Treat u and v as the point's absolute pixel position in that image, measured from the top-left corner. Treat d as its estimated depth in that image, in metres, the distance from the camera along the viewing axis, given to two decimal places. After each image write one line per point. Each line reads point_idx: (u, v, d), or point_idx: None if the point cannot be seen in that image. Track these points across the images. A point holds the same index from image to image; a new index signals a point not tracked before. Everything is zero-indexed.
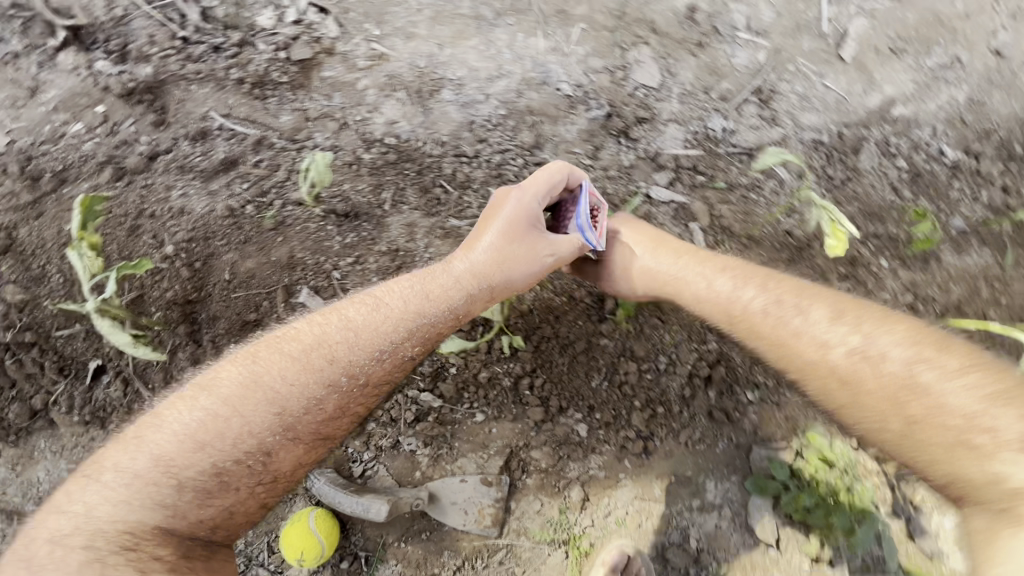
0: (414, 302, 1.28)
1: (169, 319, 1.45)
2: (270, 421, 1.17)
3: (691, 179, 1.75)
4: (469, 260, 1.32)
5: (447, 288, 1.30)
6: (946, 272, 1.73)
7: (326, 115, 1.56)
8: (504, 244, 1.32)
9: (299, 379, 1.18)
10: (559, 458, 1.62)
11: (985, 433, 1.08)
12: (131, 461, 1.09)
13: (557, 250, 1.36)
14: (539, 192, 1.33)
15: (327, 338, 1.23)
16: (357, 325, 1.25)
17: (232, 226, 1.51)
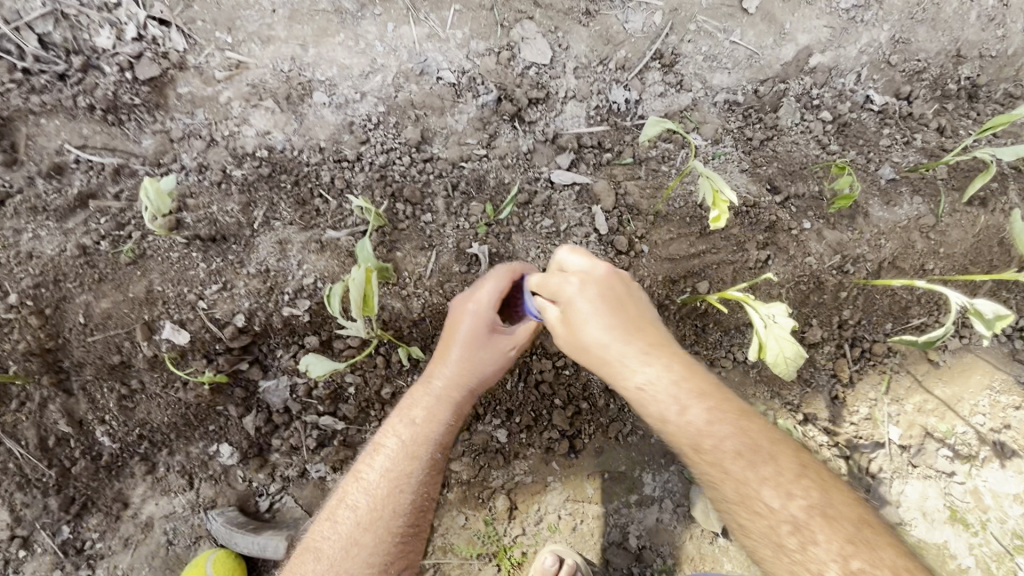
0: (439, 427, 1.23)
1: (36, 375, 1.28)
2: (411, 541, 1.18)
3: (596, 157, 1.61)
4: (471, 359, 1.22)
5: (438, 412, 1.23)
6: (874, 229, 1.60)
7: (190, 134, 1.46)
8: (478, 350, 1.23)
9: (398, 518, 1.17)
10: (479, 468, 1.54)
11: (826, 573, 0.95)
12: None
13: (522, 339, 1.26)
14: (495, 291, 1.22)
15: (384, 490, 1.19)
16: (418, 456, 1.21)
17: (85, 264, 1.27)
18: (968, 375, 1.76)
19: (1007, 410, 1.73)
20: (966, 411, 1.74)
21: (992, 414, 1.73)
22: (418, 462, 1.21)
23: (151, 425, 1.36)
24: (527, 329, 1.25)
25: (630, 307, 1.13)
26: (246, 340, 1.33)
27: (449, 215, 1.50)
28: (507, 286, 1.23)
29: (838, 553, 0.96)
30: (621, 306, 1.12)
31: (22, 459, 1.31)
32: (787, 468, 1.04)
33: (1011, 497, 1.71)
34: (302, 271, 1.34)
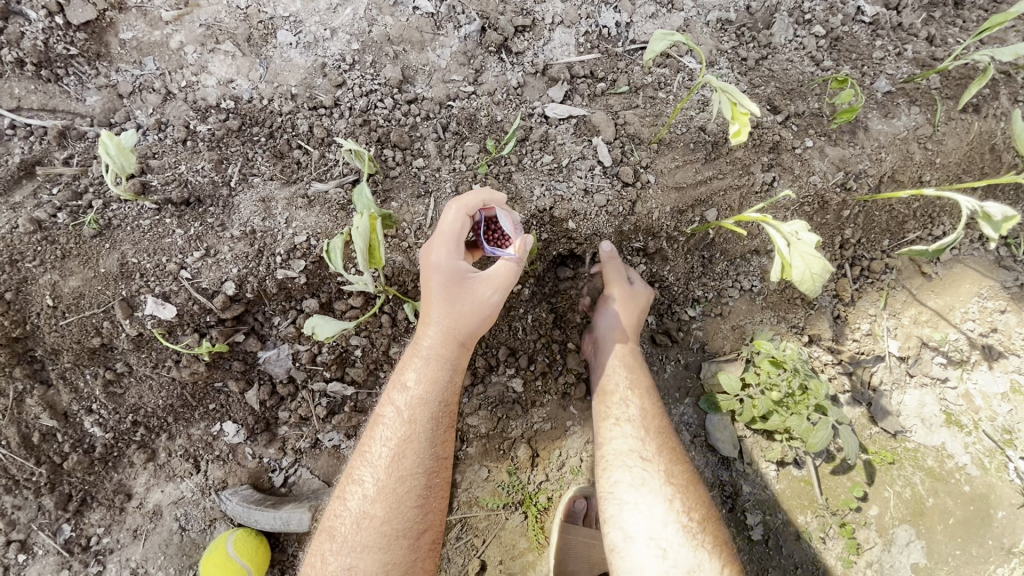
0: (436, 388, 1.19)
1: (5, 367, 1.17)
2: (428, 504, 1.17)
3: (590, 88, 1.51)
4: (454, 312, 1.16)
5: (434, 376, 1.19)
6: (874, 142, 1.57)
7: (141, 87, 1.30)
8: (456, 302, 1.15)
9: (406, 483, 1.16)
10: (497, 420, 1.50)
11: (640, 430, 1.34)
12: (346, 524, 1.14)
13: (502, 277, 1.15)
14: (454, 235, 1.15)
15: (387, 460, 1.17)
16: (416, 420, 1.18)
17: (42, 240, 1.13)
18: (958, 285, 1.74)
19: (995, 314, 1.69)
20: (958, 318, 1.72)
21: (981, 319, 1.70)
22: (417, 425, 1.18)
23: (145, 409, 1.27)
24: (506, 266, 1.15)
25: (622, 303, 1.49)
26: (238, 309, 1.22)
27: (442, 158, 1.39)
28: (464, 224, 1.16)
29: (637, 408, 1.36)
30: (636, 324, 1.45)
31: (5, 459, 1.21)
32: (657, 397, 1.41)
33: (1000, 396, 1.69)
34: (292, 229, 1.23)
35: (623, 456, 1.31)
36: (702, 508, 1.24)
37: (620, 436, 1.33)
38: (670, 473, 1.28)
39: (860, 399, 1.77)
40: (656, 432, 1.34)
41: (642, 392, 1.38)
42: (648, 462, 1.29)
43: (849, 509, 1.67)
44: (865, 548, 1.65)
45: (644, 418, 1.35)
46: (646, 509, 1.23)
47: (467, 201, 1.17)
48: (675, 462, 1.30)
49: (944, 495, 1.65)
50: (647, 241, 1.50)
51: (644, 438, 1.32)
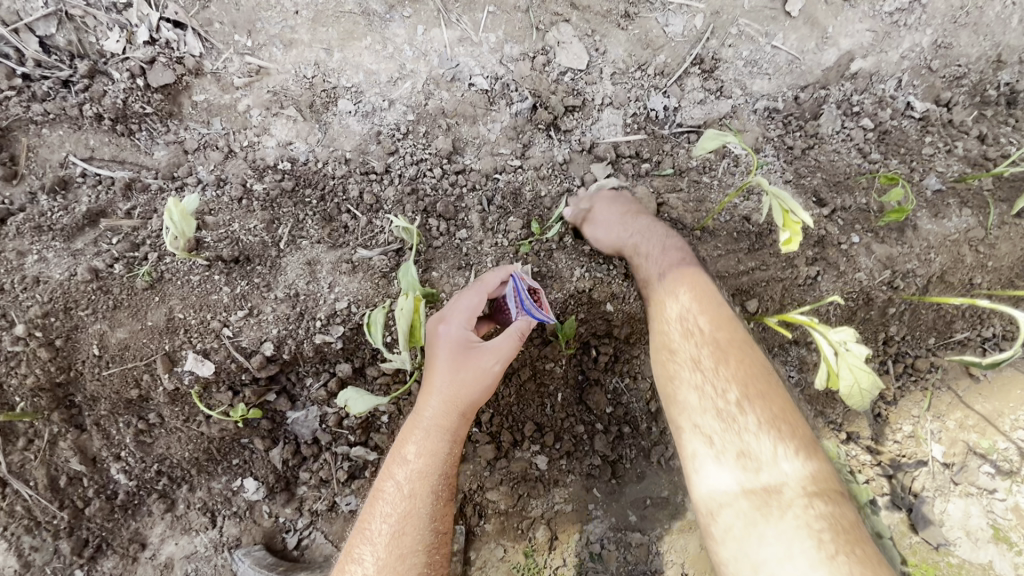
0: (436, 459, 1.15)
1: (45, 412, 1.19)
2: None
3: (634, 168, 1.56)
4: (455, 382, 1.13)
5: (436, 447, 1.15)
6: (924, 241, 1.54)
7: (206, 145, 1.36)
8: (460, 370, 1.13)
9: (406, 562, 1.10)
10: (517, 497, 1.45)
11: (720, 405, 1.08)
12: None
13: (508, 349, 1.14)
14: (467, 310, 1.16)
15: (387, 537, 1.11)
16: (417, 494, 1.14)
17: (98, 290, 1.17)
18: (1009, 390, 1.70)
19: None
20: (1007, 426, 1.66)
21: None
22: (418, 500, 1.14)
23: (170, 460, 1.28)
24: (511, 337, 1.13)
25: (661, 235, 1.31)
26: (273, 370, 1.23)
27: (485, 231, 1.42)
28: (480, 299, 1.16)
29: (716, 378, 1.10)
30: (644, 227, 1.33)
31: (29, 501, 1.22)
32: (750, 371, 1.10)
33: None
34: (335, 294, 1.25)
35: (694, 432, 1.09)
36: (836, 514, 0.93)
37: (694, 404, 1.11)
38: (806, 488, 0.97)
39: (899, 503, 1.68)
40: (763, 408, 1.06)
41: (728, 357, 1.12)
42: (776, 489, 0.98)
43: None
44: None
45: (764, 423, 1.04)
46: (774, 544, 0.92)
47: (486, 280, 1.20)
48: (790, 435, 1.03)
49: None
50: None
51: (738, 403, 1.07)
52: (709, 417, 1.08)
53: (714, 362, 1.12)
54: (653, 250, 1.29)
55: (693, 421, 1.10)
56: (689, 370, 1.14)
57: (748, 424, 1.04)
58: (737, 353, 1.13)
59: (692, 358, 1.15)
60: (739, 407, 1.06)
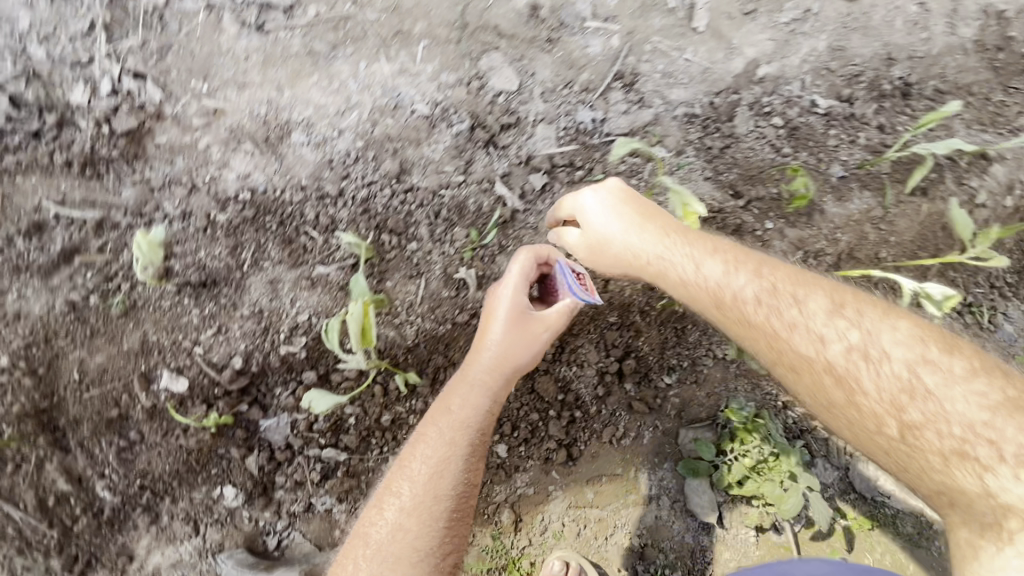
0: (478, 412, 1.33)
1: (31, 436, 1.30)
2: (455, 527, 1.26)
3: (568, 176, 1.73)
4: (510, 344, 1.34)
5: (473, 402, 1.33)
6: (829, 223, 1.74)
7: (171, 181, 1.48)
8: (518, 335, 1.35)
9: (441, 502, 1.25)
10: (482, 484, 1.57)
11: (815, 342, 1.18)
12: (377, 539, 1.22)
13: (557, 320, 1.37)
14: (521, 278, 1.36)
15: (426, 477, 1.26)
16: (457, 442, 1.29)
17: (75, 320, 1.33)
18: None
19: None
20: None
21: None
22: (457, 448, 1.29)
23: (151, 474, 1.36)
24: (561, 311, 1.37)
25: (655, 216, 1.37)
26: (244, 380, 1.38)
27: (433, 242, 1.56)
28: (531, 267, 1.36)
29: (822, 317, 1.19)
30: (658, 213, 1.39)
31: (21, 522, 1.30)
32: (816, 298, 1.21)
33: None
34: (296, 308, 1.42)
35: (854, 357, 1.15)
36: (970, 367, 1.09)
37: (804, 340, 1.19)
38: (948, 375, 1.08)
39: None
40: (837, 315, 1.18)
41: (773, 295, 1.23)
42: (918, 385, 1.09)
43: None
44: None
45: (867, 329, 1.16)
46: (965, 411, 1.05)
47: (539, 251, 1.40)
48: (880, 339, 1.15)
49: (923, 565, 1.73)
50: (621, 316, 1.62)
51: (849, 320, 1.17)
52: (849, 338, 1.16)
53: (769, 318, 1.22)
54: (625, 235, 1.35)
55: (843, 359, 1.16)
56: (763, 313, 1.22)
57: (855, 332, 1.17)
58: (805, 284, 1.24)
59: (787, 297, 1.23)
60: (851, 324, 1.17)
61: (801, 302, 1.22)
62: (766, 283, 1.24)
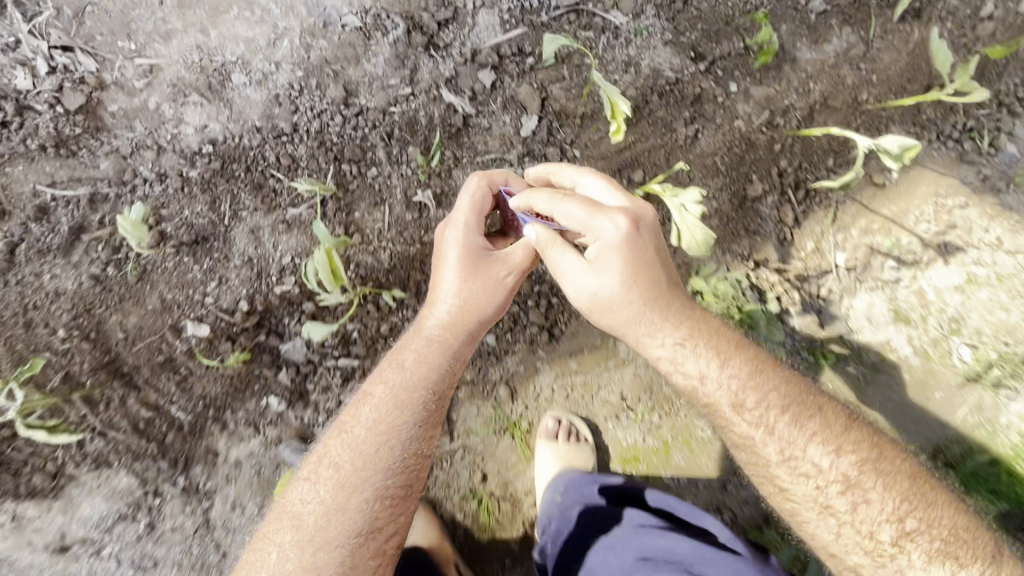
0: (433, 368, 1.32)
1: (107, 381, 1.59)
2: (382, 512, 1.19)
3: (518, 66, 1.65)
4: (469, 291, 1.31)
5: (429, 360, 1.32)
6: (801, 73, 1.63)
7: (138, 146, 1.56)
8: (474, 278, 1.31)
9: (374, 475, 1.21)
10: (478, 369, 1.84)
11: (757, 428, 1.17)
12: (294, 522, 1.17)
13: (517, 262, 1.34)
14: (476, 218, 1.34)
15: (367, 439, 1.25)
16: (405, 404, 1.28)
17: (104, 290, 1.56)
18: (914, 188, 1.95)
19: (956, 210, 1.96)
20: (911, 222, 1.95)
21: (934, 220, 1.92)
22: (405, 408, 1.28)
23: (209, 396, 1.66)
24: (521, 254, 1.34)
25: (645, 252, 1.21)
26: (256, 318, 1.61)
27: (391, 164, 1.61)
28: (484, 194, 1.34)
29: (774, 418, 1.17)
30: (652, 264, 1.22)
31: (124, 441, 1.64)
32: (781, 392, 1.19)
33: (951, 289, 1.94)
34: (279, 252, 1.59)
35: (794, 457, 1.15)
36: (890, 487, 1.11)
37: (744, 428, 1.19)
38: (870, 494, 1.11)
39: (811, 308, 1.96)
40: (793, 417, 1.16)
41: (742, 379, 1.19)
42: (844, 479, 1.12)
43: None
44: None
45: (837, 453, 1.13)
46: (882, 541, 1.09)
47: (492, 175, 1.38)
48: (828, 434, 1.15)
49: (886, 386, 1.93)
50: None
51: (796, 416, 1.17)
52: (812, 449, 1.14)
53: (740, 387, 1.19)
54: (632, 299, 1.20)
55: (798, 457, 1.15)
56: (716, 372, 1.21)
57: (808, 442, 1.15)
58: (807, 409, 1.17)
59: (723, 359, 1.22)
60: (783, 424, 1.16)
61: (771, 385, 1.19)
62: (722, 353, 1.23)
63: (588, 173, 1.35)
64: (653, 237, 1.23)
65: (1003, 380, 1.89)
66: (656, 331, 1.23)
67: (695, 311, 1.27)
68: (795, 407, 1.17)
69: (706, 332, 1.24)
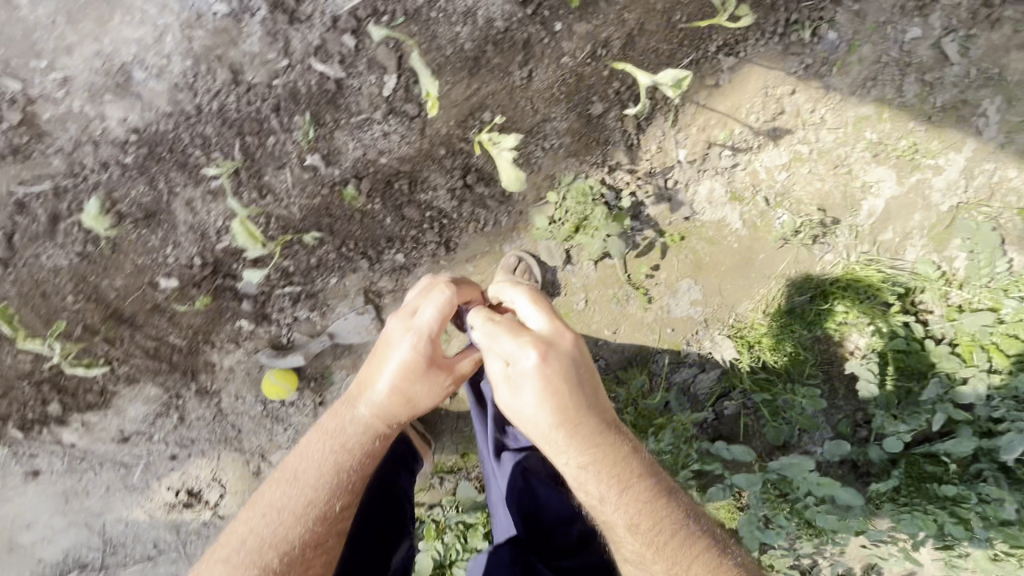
0: (367, 444, 1.67)
1: (116, 327, 2.18)
2: (317, 545, 1.61)
3: (375, 26, 1.90)
4: (407, 391, 1.64)
5: (364, 434, 1.67)
6: (612, 8, 1.97)
7: (79, 143, 1.93)
8: (413, 385, 1.64)
9: (316, 512, 1.61)
10: (398, 281, 2.28)
11: (619, 524, 1.54)
12: (265, 517, 1.62)
13: (458, 371, 1.71)
14: (430, 329, 1.62)
15: (311, 484, 1.63)
16: (344, 471, 1.65)
17: (89, 262, 2.04)
18: (746, 83, 2.23)
19: (784, 96, 2.24)
20: (743, 114, 2.26)
21: (761, 111, 2.25)
22: (342, 472, 1.65)
23: (192, 327, 2.22)
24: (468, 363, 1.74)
25: (588, 408, 1.51)
26: (209, 268, 2.11)
27: (285, 131, 1.97)
28: (443, 312, 1.63)
29: (626, 511, 1.53)
30: (565, 388, 1.47)
31: (143, 364, 2.26)
32: (612, 454, 1.53)
33: (779, 168, 2.32)
34: (212, 218, 2.04)
35: (617, 526, 1.55)
36: (664, 517, 1.53)
37: (605, 504, 1.54)
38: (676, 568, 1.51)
39: (664, 197, 2.35)
40: (630, 493, 1.53)
41: (602, 476, 1.52)
42: (654, 539, 1.52)
43: (647, 279, 2.41)
44: (658, 297, 2.43)
45: (637, 481, 1.54)
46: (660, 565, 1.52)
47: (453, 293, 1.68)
48: (641, 506, 1.53)
49: (720, 253, 2.40)
50: (448, 149, 2.07)
51: (610, 479, 1.52)
52: (632, 524, 1.53)
53: (598, 474, 1.52)
54: (593, 403, 1.52)
55: (631, 478, 1.54)
56: (584, 477, 1.53)
57: (618, 496, 1.53)
58: (621, 472, 1.53)
59: (610, 491, 1.53)
60: (620, 493, 1.53)
61: (608, 458, 1.52)
62: (598, 461, 1.51)
63: (530, 299, 1.62)
64: (579, 371, 1.51)
65: (810, 240, 2.37)
66: (583, 476, 1.53)
67: (601, 430, 1.53)
68: (634, 489, 1.54)
69: (612, 461, 1.53)
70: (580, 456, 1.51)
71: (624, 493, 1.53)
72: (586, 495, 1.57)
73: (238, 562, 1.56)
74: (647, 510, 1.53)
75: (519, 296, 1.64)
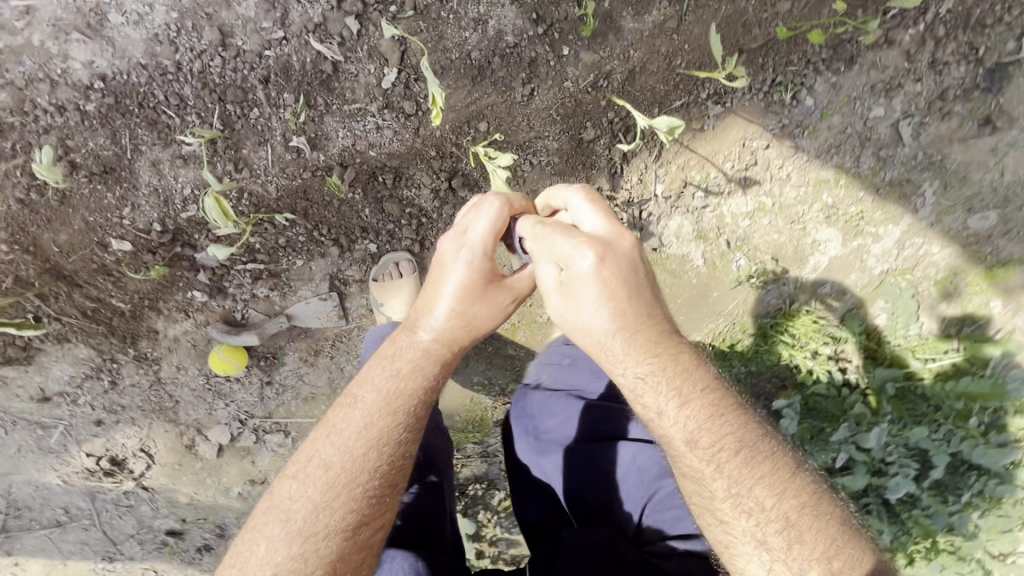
0: (422, 373, 1.44)
1: (54, 283, 2.01)
2: (387, 486, 1.38)
3: (382, 15, 1.83)
4: (469, 312, 1.44)
5: (420, 363, 1.44)
6: (622, 42, 1.96)
7: (32, 79, 1.74)
8: (474, 304, 1.44)
9: (386, 447, 1.37)
10: (366, 270, 2.29)
11: (686, 444, 1.36)
12: (319, 462, 1.35)
13: (517, 290, 1.51)
14: (497, 227, 1.45)
15: (366, 423, 1.38)
16: (397, 411, 1.40)
17: (31, 211, 1.87)
18: (727, 132, 2.27)
19: (760, 150, 2.29)
20: (721, 160, 2.33)
21: (737, 159, 2.32)
22: (410, 401, 1.42)
23: (140, 292, 2.11)
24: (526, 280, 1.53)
25: (643, 304, 1.36)
26: (169, 235, 2.00)
27: (271, 106, 1.88)
28: (503, 218, 1.45)
29: (689, 428, 1.36)
30: (625, 284, 1.33)
31: (80, 323, 2.13)
32: (682, 368, 1.38)
33: (743, 215, 2.43)
34: (180, 184, 1.92)
35: (679, 459, 1.38)
36: (750, 451, 1.33)
37: (677, 425, 1.36)
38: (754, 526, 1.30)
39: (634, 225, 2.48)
40: (705, 415, 1.36)
41: (687, 387, 1.37)
42: (734, 488, 1.31)
43: None
44: None
45: (716, 405, 1.37)
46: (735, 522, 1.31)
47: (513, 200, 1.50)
48: (717, 429, 1.35)
49: (677, 286, 2.58)
50: (439, 151, 2.06)
51: (687, 395, 1.37)
52: (686, 457, 1.37)
53: (654, 391, 1.37)
54: (647, 303, 1.37)
55: (681, 405, 1.37)
56: (668, 399, 1.37)
57: (681, 410, 1.36)
58: (699, 392, 1.37)
59: (671, 395, 1.37)
60: (686, 408, 1.36)
61: (687, 370, 1.38)
62: (671, 371, 1.37)
63: (586, 198, 1.42)
64: (644, 277, 1.37)
65: (761, 285, 2.53)
66: (643, 387, 1.38)
67: (670, 340, 1.40)
68: (712, 404, 1.37)
69: (673, 370, 1.38)
70: (636, 365, 1.37)
71: (692, 418, 1.36)
72: (650, 421, 1.41)
73: (289, 517, 1.30)
74: (735, 434, 1.35)
75: (575, 196, 1.44)
